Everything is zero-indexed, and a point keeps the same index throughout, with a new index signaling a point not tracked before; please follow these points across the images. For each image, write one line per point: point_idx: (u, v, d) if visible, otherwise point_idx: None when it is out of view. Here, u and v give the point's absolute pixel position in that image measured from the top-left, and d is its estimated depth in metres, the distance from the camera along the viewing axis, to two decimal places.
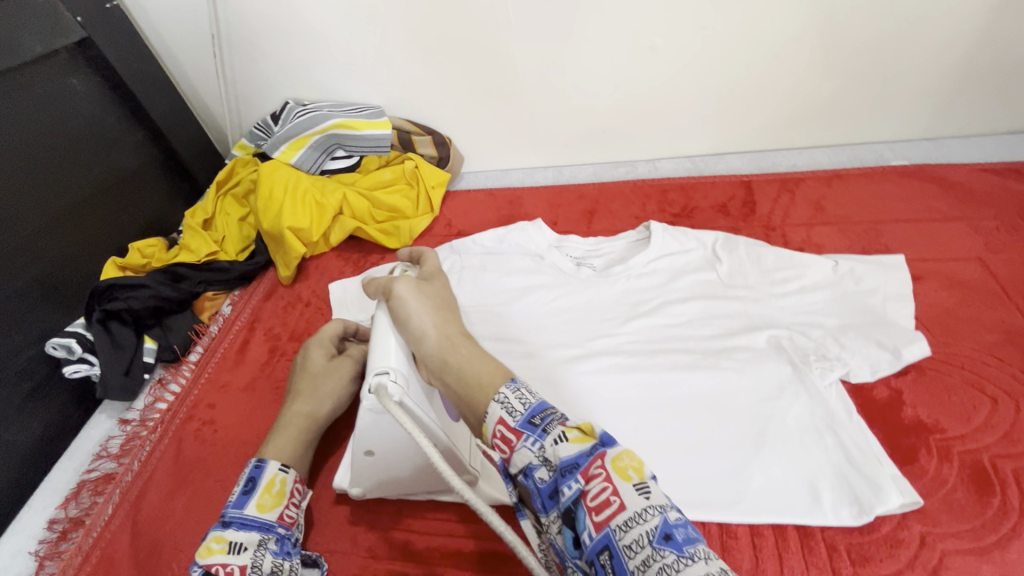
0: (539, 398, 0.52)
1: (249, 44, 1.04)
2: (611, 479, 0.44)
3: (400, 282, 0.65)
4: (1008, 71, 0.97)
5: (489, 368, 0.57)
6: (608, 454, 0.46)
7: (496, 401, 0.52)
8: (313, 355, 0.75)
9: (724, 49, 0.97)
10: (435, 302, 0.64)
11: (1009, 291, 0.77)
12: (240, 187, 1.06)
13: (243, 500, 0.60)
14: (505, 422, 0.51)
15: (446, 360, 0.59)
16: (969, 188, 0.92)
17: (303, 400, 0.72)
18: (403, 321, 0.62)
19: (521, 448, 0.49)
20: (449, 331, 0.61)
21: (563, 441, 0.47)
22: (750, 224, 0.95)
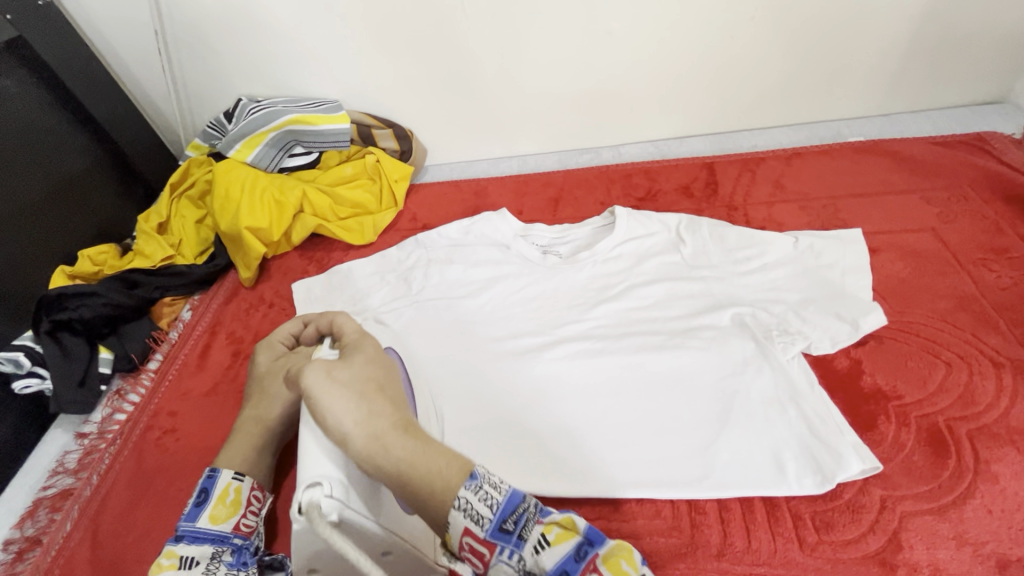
0: (508, 489, 0.48)
1: (196, 40, 1.01)
2: (605, 575, 0.45)
3: (311, 368, 0.52)
4: (953, 46, 0.99)
5: (442, 464, 0.48)
6: (600, 555, 0.46)
7: (456, 509, 0.46)
8: (261, 357, 0.72)
9: (680, 31, 0.97)
10: (358, 387, 0.52)
11: (960, 259, 0.79)
12: (194, 189, 1.02)
13: (196, 512, 0.59)
14: (473, 533, 0.46)
15: (382, 463, 0.48)
16: (922, 160, 0.94)
17: (250, 405, 0.69)
18: (322, 421, 0.50)
19: (498, 561, 0.46)
20: (378, 429, 0.49)
21: (545, 548, 0.46)
22: (713, 205, 0.96)
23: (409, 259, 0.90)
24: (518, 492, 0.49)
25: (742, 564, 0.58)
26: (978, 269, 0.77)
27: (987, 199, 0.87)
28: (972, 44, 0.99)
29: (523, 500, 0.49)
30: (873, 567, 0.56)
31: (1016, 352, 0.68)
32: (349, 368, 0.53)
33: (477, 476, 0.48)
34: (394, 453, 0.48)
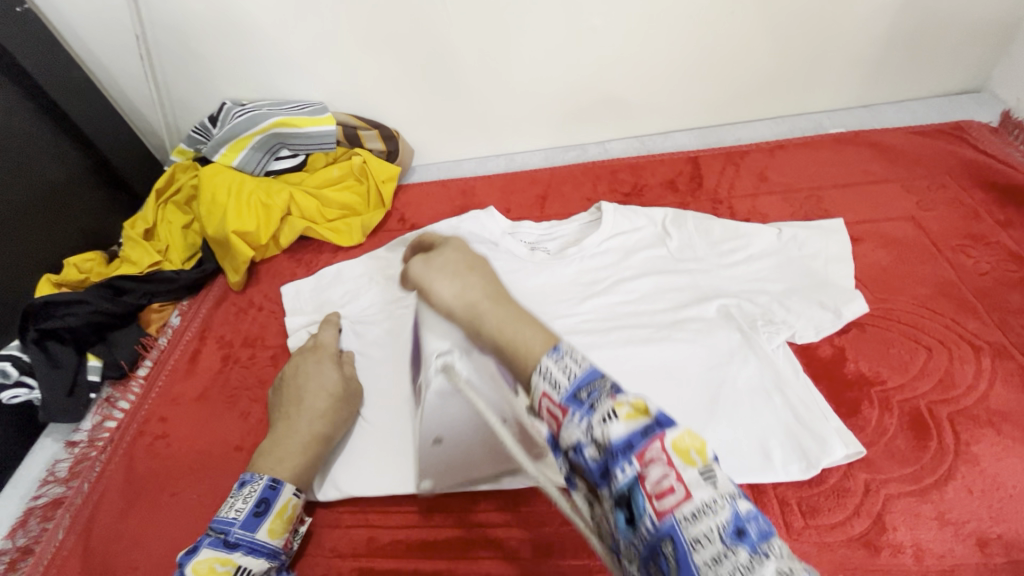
0: (589, 365, 0.45)
1: (178, 45, 1.00)
2: (675, 463, 0.39)
3: (414, 265, 0.65)
4: (929, 37, 1.01)
5: (528, 335, 0.50)
6: (669, 436, 0.40)
7: (538, 373, 0.46)
8: (327, 372, 0.74)
9: (661, 27, 0.98)
10: (451, 269, 0.61)
11: (940, 246, 0.80)
12: (181, 194, 1.02)
13: (255, 522, 0.61)
14: (550, 397, 0.44)
15: (480, 324, 0.54)
16: (902, 150, 0.96)
17: (326, 424, 0.70)
18: (427, 296, 0.61)
19: (567, 425, 0.42)
20: (471, 298, 0.56)
21: (613, 419, 0.40)
22: (698, 199, 0.97)
23: (398, 259, 0.92)
24: (597, 368, 0.44)
25: None
26: (958, 256, 0.79)
27: (965, 186, 0.88)
28: (948, 33, 1.01)
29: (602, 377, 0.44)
30: (858, 549, 0.57)
31: (995, 335, 0.69)
32: (443, 257, 0.64)
33: (558, 349, 0.47)
34: (490, 317, 0.54)
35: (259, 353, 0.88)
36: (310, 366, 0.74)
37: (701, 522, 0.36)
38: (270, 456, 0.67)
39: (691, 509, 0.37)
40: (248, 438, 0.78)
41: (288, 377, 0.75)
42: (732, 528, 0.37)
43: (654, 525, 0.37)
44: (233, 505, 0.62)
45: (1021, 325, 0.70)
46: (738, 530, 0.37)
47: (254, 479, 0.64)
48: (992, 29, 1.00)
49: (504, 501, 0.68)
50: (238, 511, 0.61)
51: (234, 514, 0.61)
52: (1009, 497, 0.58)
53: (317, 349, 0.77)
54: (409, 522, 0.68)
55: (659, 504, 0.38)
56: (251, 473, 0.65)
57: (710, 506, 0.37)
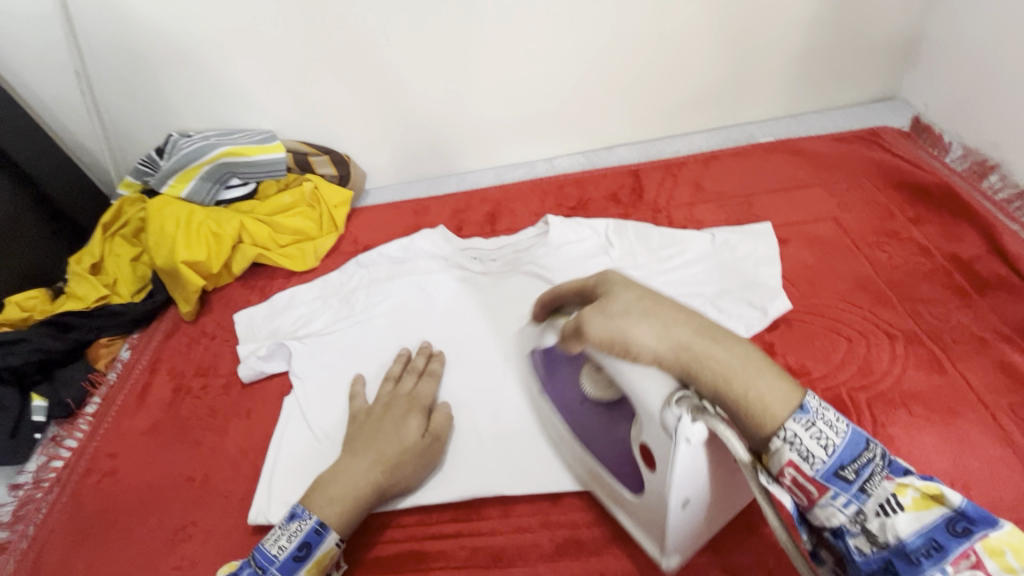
0: (843, 436, 0.46)
1: (121, 78, 1.01)
2: (986, 565, 0.43)
3: (587, 317, 0.50)
4: (843, 51, 1.09)
5: (768, 384, 0.47)
6: (985, 535, 0.44)
7: (782, 441, 0.46)
8: (407, 424, 0.68)
9: (595, 48, 1.04)
10: (639, 308, 0.49)
11: (858, 244, 0.86)
12: (129, 227, 1.02)
13: (292, 566, 0.59)
14: (799, 467, 0.46)
15: (699, 373, 0.46)
16: (824, 156, 1.02)
17: (383, 474, 0.65)
18: (624, 349, 0.48)
19: (827, 503, 0.47)
20: (683, 337, 0.47)
21: (900, 510, 0.45)
22: (639, 209, 1.01)
23: (351, 280, 0.95)
24: (859, 436, 0.47)
25: None
26: (874, 252, 0.85)
27: (880, 187, 0.95)
28: (858, 48, 1.09)
29: (862, 448, 0.47)
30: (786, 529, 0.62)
31: (907, 324, 0.75)
32: (617, 303, 0.50)
33: (807, 409, 0.46)
34: (717, 358, 0.46)
35: (212, 382, 0.88)
36: (396, 413, 0.70)
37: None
38: (322, 493, 0.64)
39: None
40: (200, 468, 0.78)
41: (365, 422, 0.71)
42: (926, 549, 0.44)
43: (871, 554, 0.45)
44: (277, 540, 0.60)
45: (931, 313, 0.76)
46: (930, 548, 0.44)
47: (303, 515, 0.62)
48: (898, 43, 1.09)
49: (456, 512, 0.69)
50: (280, 548, 0.59)
51: (275, 552, 0.59)
52: (921, 473, 0.62)
53: (411, 399, 0.72)
54: (362, 540, 0.68)
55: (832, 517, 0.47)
56: (301, 507, 0.63)
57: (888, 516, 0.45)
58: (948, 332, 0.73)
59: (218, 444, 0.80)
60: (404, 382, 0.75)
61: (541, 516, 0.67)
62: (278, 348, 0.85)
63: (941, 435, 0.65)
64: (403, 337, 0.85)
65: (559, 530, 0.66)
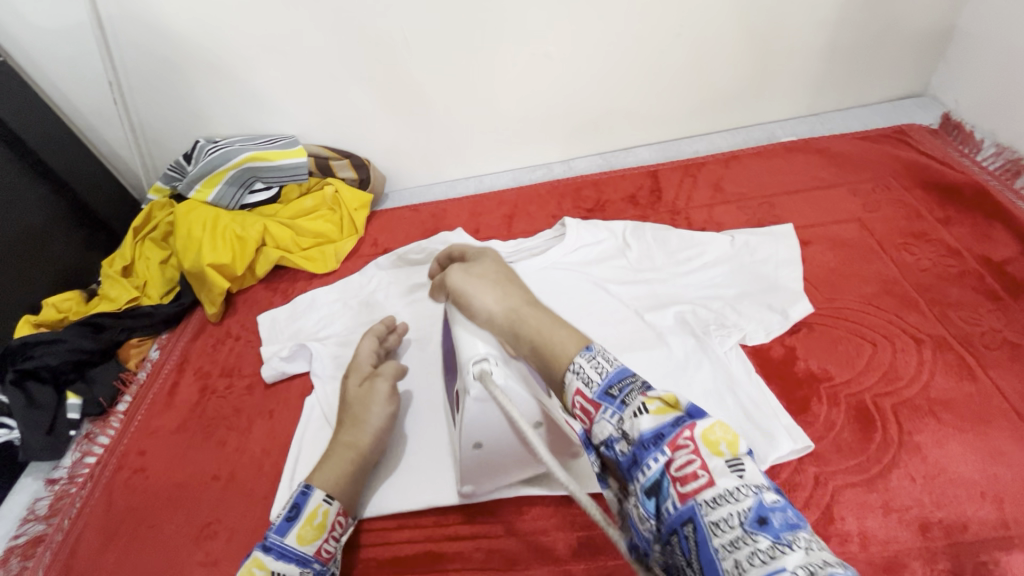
0: (617, 366, 0.47)
1: (151, 88, 1.05)
2: (701, 452, 0.40)
3: (451, 272, 0.64)
4: (868, 48, 1.07)
5: (563, 337, 0.52)
6: (698, 426, 0.41)
7: (571, 372, 0.48)
8: (350, 380, 0.74)
9: (611, 49, 1.03)
10: (495, 280, 0.61)
11: (884, 245, 0.84)
12: (157, 230, 1.04)
13: (286, 527, 0.60)
14: (583, 394, 0.46)
15: (517, 329, 0.55)
16: (848, 155, 1.00)
17: (345, 430, 0.69)
18: (467, 305, 0.59)
19: (601, 420, 0.45)
20: (513, 303, 0.58)
21: (643, 414, 0.42)
22: (658, 211, 1.01)
23: (371, 283, 0.96)
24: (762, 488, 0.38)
25: None
26: (900, 254, 0.83)
27: (908, 187, 0.92)
28: (882, 45, 1.07)
29: (632, 374, 0.46)
30: None
31: (935, 328, 0.73)
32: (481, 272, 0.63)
33: (591, 349, 0.49)
34: (531, 321, 0.55)
35: (236, 382, 0.90)
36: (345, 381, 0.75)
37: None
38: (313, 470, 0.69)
39: (714, 494, 0.38)
40: (225, 466, 0.80)
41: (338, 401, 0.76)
42: (755, 516, 0.36)
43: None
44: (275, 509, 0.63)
45: (960, 317, 0.73)
46: (761, 519, 0.36)
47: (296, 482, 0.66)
48: (926, 39, 1.06)
49: (473, 514, 0.69)
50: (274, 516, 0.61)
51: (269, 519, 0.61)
52: (950, 482, 0.60)
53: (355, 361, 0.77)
54: (381, 540, 0.69)
55: (682, 487, 0.39)
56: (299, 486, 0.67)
57: (734, 494, 0.37)
58: (979, 338, 0.71)
59: (242, 443, 0.82)
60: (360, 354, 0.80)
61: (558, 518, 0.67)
62: (299, 349, 0.87)
63: (970, 443, 0.63)
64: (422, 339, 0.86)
65: (575, 532, 0.66)
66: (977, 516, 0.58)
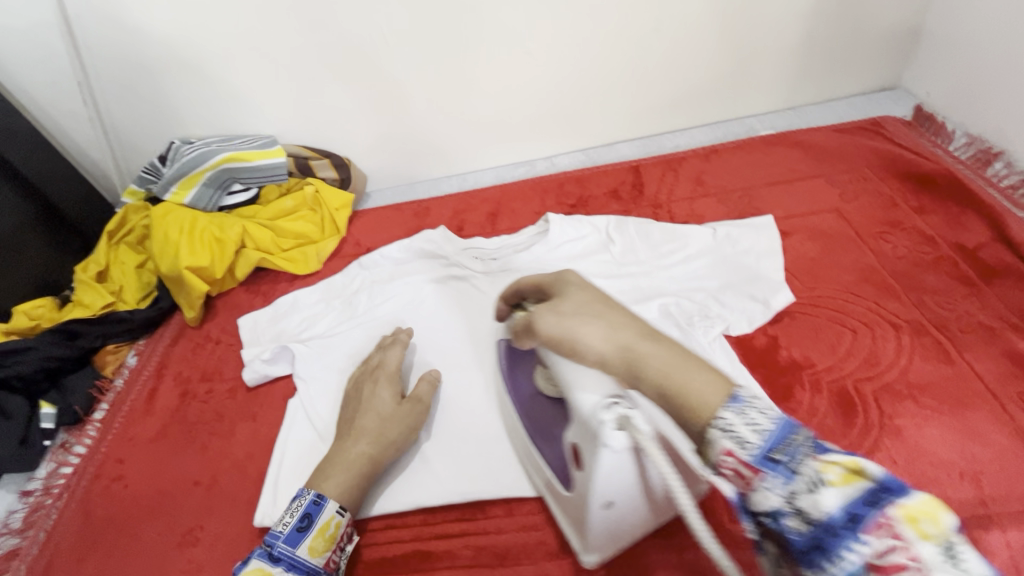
0: (775, 421, 0.41)
1: (124, 88, 1.03)
2: (906, 537, 0.35)
3: (540, 316, 0.52)
4: (842, 42, 1.08)
5: (702, 383, 0.45)
6: (901, 504, 0.36)
7: (718, 429, 0.41)
8: (379, 395, 0.71)
9: (591, 44, 1.03)
10: (588, 311, 0.51)
11: (862, 235, 0.86)
12: (133, 234, 1.03)
13: (297, 537, 0.59)
14: (736, 455, 0.40)
15: (641, 370, 0.47)
16: (825, 147, 1.02)
17: (371, 444, 0.67)
18: (570, 348, 0.50)
19: (762, 488, 0.39)
20: (624, 339, 0.48)
21: (824, 487, 0.37)
22: (641, 205, 1.01)
23: (354, 282, 0.95)
24: (786, 421, 0.41)
25: (675, 537, 0.63)
26: (878, 242, 0.84)
27: (884, 177, 0.94)
28: (856, 39, 1.08)
29: (794, 429, 0.41)
30: None
31: (913, 314, 0.74)
32: (572, 301, 0.53)
33: (738, 399, 0.42)
34: (653, 362, 0.47)
35: (217, 386, 0.88)
36: (366, 388, 0.73)
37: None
38: (320, 472, 0.66)
39: None
40: (207, 471, 0.78)
41: (348, 402, 0.73)
42: None
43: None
44: (283, 517, 0.60)
45: (937, 302, 0.75)
46: None
47: (303, 492, 0.63)
48: (898, 33, 1.08)
49: (461, 511, 0.69)
50: (283, 524, 0.60)
51: (280, 527, 0.59)
52: (931, 464, 0.61)
53: (378, 370, 0.74)
54: (368, 541, 0.68)
55: (880, 568, 0.34)
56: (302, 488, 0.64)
57: None
58: (955, 322, 0.73)
59: (224, 448, 0.80)
60: (372, 357, 0.77)
61: (546, 513, 0.67)
62: (282, 351, 0.86)
63: (949, 426, 0.64)
64: (408, 338, 0.86)
65: (564, 527, 0.66)
66: (958, 496, 0.59)
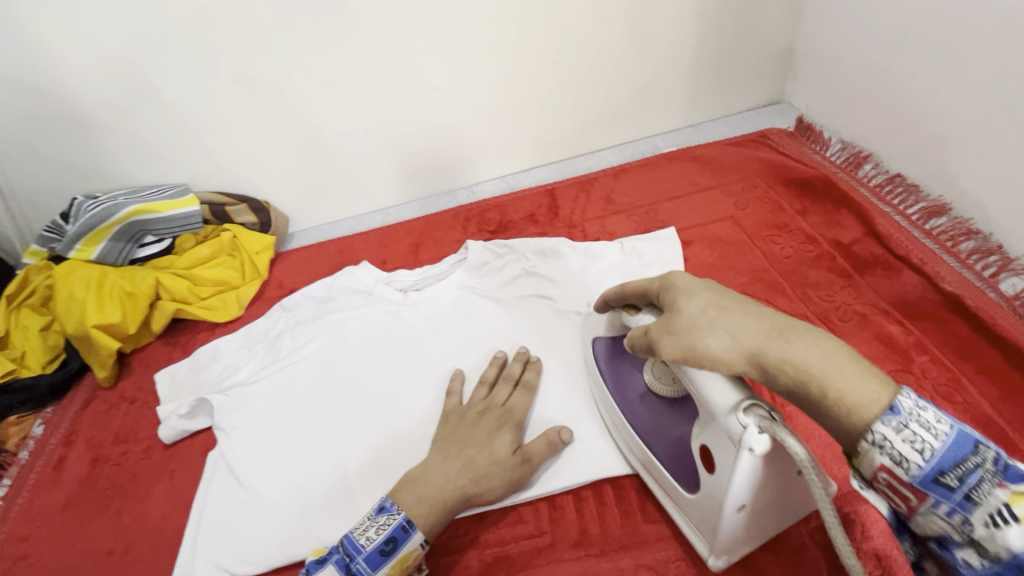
0: (954, 426, 0.43)
1: (17, 145, 0.99)
2: (1012, 506, 0.40)
3: (661, 340, 0.54)
4: (727, 64, 1.18)
5: (863, 388, 0.45)
6: (1014, 485, 0.40)
7: (875, 446, 0.44)
8: (499, 437, 0.69)
9: (495, 77, 1.08)
10: (705, 319, 0.52)
11: (754, 238, 0.93)
12: (36, 295, 0.97)
13: (378, 561, 0.58)
14: (889, 468, 0.44)
15: (777, 372, 0.48)
16: (721, 160, 1.10)
17: (472, 483, 0.65)
18: (702, 363, 0.51)
19: (866, 447, 0.45)
20: (766, 332, 0.49)
21: (932, 453, 0.43)
22: (556, 226, 1.06)
23: (277, 325, 0.94)
24: (965, 436, 0.42)
25: (596, 546, 0.65)
26: (768, 245, 0.91)
27: (770, 184, 1.02)
28: (739, 60, 1.18)
29: (975, 443, 0.42)
30: None
31: (799, 308, 0.81)
32: (689, 311, 0.53)
33: (900, 411, 0.43)
34: (806, 360, 0.47)
35: (132, 447, 0.85)
36: (489, 423, 0.71)
37: (992, 529, 0.41)
38: (412, 491, 0.64)
39: (1001, 534, 0.40)
40: (120, 539, 0.75)
41: (458, 424, 0.71)
42: None
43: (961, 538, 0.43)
44: (366, 530, 0.60)
45: (819, 296, 0.83)
46: None
47: (392, 508, 0.62)
48: (776, 52, 1.19)
49: None
50: (369, 539, 0.59)
51: (364, 542, 0.59)
52: None
53: (504, 411, 0.72)
54: None
55: (972, 528, 0.42)
56: (389, 501, 0.63)
57: None
58: (834, 312, 0.80)
59: (140, 511, 0.77)
60: (498, 391, 0.75)
61: (472, 537, 0.68)
62: (200, 404, 0.83)
63: None
64: (332, 377, 0.85)
65: (488, 549, 0.67)
66: None
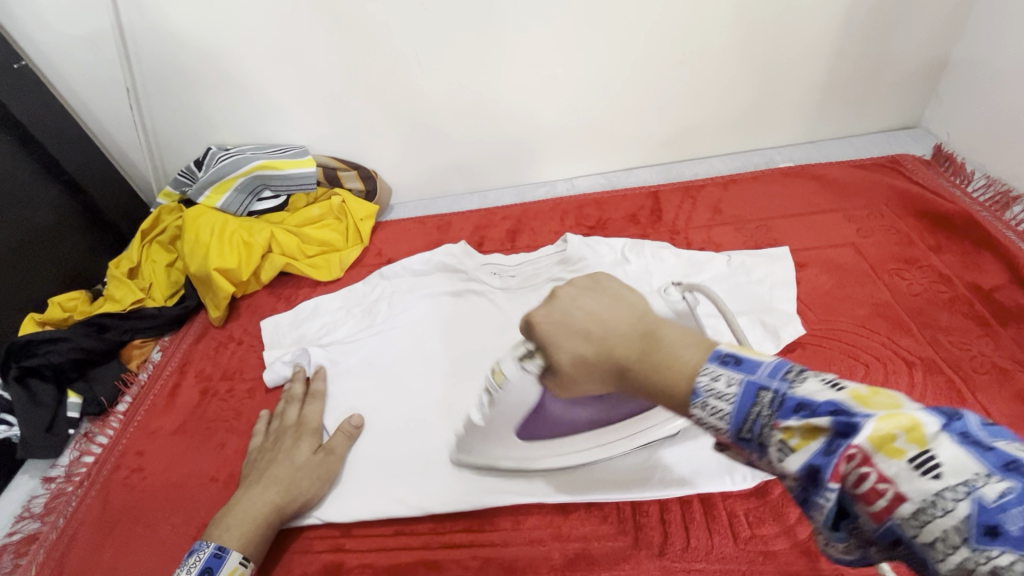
0: (742, 384, 0.40)
1: (164, 94, 1.08)
2: (873, 460, 0.33)
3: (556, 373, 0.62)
4: (863, 80, 1.10)
5: (676, 354, 0.46)
6: (859, 438, 0.34)
7: (694, 421, 0.43)
8: (299, 446, 0.74)
9: (613, 71, 1.06)
10: (567, 339, 0.57)
11: (877, 270, 0.87)
12: (166, 234, 1.06)
13: None
14: (720, 437, 0.42)
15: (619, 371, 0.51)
16: (842, 182, 1.03)
17: (279, 493, 0.69)
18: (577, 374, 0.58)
19: (753, 459, 0.41)
20: (608, 343, 0.53)
21: (788, 453, 0.37)
22: (658, 230, 1.03)
23: (375, 291, 0.98)
24: (750, 387, 0.40)
25: (682, 561, 0.64)
26: (893, 279, 0.85)
27: (900, 215, 0.95)
28: (877, 75, 1.10)
29: (759, 389, 0.39)
30: (800, 556, 0.62)
31: (926, 352, 0.76)
32: (560, 349, 0.58)
33: (697, 392, 0.42)
34: (645, 348, 0.48)
35: (237, 385, 0.91)
36: (287, 440, 0.76)
37: (933, 525, 0.31)
38: (218, 524, 0.66)
39: (909, 509, 0.32)
40: (223, 469, 0.81)
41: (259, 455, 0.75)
42: (981, 529, 0.30)
43: (876, 525, 0.34)
44: None
45: (951, 342, 0.76)
46: (992, 529, 0.29)
47: (199, 548, 0.63)
48: (921, 72, 1.09)
49: (470, 522, 0.71)
50: None
51: None
52: None
53: (300, 424, 0.78)
54: (380, 546, 0.71)
55: (870, 507, 0.34)
56: (200, 542, 0.64)
57: (937, 503, 0.31)
58: (969, 362, 0.74)
59: (241, 446, 0.83)
60: (293, 409, 0.81)
61: (553, 529, 0.68)
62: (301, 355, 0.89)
63: None
64: (423, 348, 0.88)
65: (570, 544, 0.67)
66: None
